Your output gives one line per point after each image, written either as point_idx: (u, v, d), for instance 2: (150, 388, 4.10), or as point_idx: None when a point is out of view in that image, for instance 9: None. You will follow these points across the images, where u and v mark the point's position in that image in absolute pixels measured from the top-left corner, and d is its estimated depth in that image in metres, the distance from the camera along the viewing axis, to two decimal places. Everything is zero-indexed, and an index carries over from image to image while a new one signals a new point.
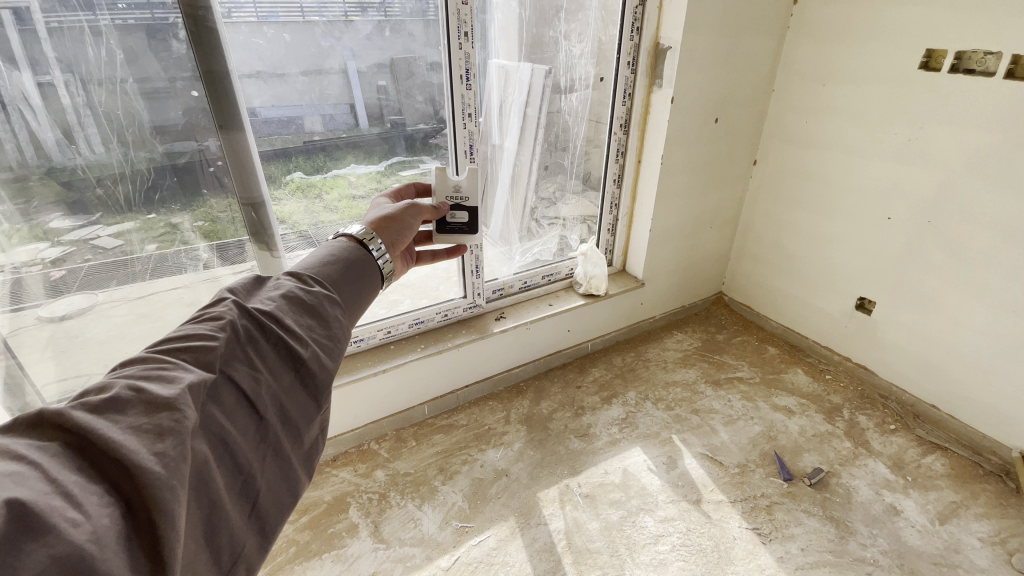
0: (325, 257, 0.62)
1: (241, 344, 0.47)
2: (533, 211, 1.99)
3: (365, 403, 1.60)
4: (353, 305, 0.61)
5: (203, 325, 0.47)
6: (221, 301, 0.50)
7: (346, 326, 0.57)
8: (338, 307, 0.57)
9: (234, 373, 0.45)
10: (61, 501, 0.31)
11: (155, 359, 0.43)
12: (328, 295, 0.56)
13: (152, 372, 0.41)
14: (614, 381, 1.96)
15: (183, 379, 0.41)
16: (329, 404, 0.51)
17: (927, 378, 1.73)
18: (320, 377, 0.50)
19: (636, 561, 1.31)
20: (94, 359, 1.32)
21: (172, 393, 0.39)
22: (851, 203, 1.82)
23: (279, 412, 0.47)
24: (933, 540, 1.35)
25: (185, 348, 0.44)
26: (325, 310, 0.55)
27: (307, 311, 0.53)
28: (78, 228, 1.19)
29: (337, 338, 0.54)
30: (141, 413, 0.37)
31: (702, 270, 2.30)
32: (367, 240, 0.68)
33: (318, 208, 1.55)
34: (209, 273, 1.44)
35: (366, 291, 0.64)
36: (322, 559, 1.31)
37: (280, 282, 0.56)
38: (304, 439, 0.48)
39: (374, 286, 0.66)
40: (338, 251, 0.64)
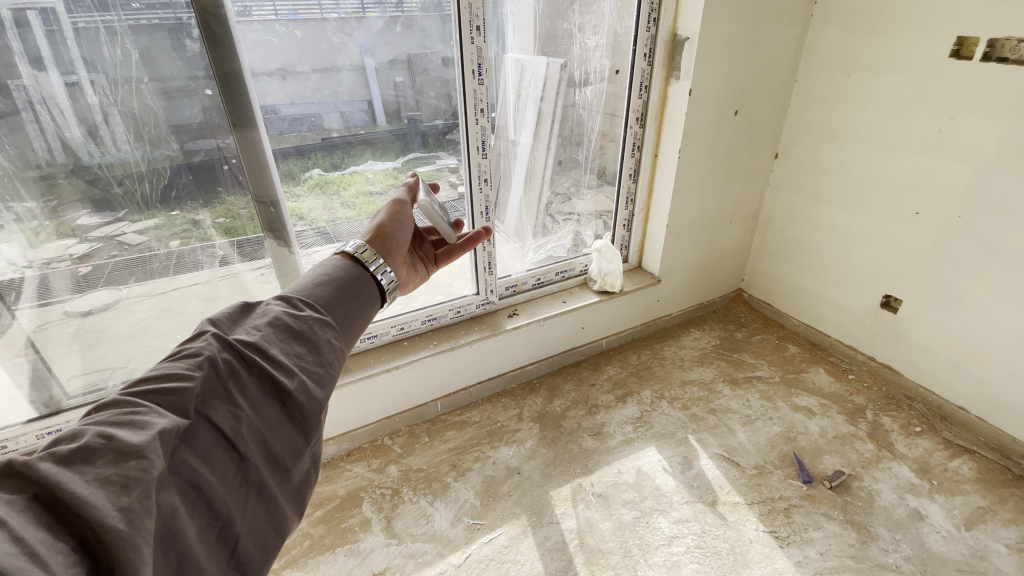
0: (319, 278, 0.62)
1: (220, 380, 0.47)
2: (548, 207, 1.98)
3: (378, 399, 1.61)
4: (349, 325, 0.60)
5: (180, 363, 0.46)
6: (202, 336, 0.50)
7: (340, 349, 0.56)
8: (330, 329, 0.56)
9: (212, 413, 0.45)
10: (26, 562, 0.30)
11: (128, 402, 0.42)
12: (319, 318, 0.56)
13: (124, 417, 0.41)
14: (628, 379, 1.94)
15: (153, 424, 0.40)
16: (318, 434, 0.51)
17: (956, 380, 1.67)
18: (308, 409, 0.49)
19: (648, 562, 1.29)
20: (118, 352, 1.37)
21: (139, 439, 0.38)
22: (879, 199, 1.75)
23: (261, 450, 0.46)
24: (959, 546, 1.30)
25: (160, 389, 0.44)
26: (315, 335, 0.54)
27: (295, 338, 0.53)
28: (104, 225, 1.24)
29: (328, 364, 0.54)
30: (108, 462, 0.37)
31: (721, 267, 2.26)
32: (365, 258, 0.67)
33: (335, 205, 1.56)
34: (227, 269, 1.44)
35: (363, 307, 0.63)
36: (335, 553, 1.32)
37: (269, 308, 0.56)
38: (290, 475, 0.48)
39: (371, 304, 0.65)
40: (332, 269, 0.63)
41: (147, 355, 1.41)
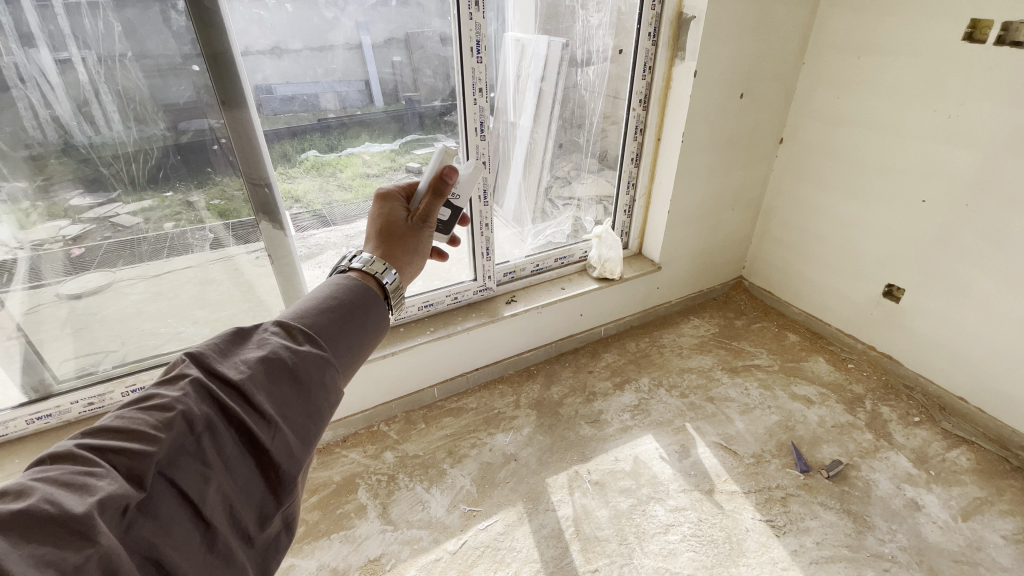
0: (325, 303, 0.58)
1: (194, 435, 0.44)
2: (547, 191, 1.93)
3: (374, 385, 1.59)
4: (348, 361, 0.57)
5: (149, 417, 0.43)
6: (179, 380, 0.47)
7: (332, 393, 0.53)
8: (326, 370, 0.53)
9: (180, 475, 0.41)
10: None
11: (86, 457, 0.40)
12: (316, 356, 0.53)
13: (77, 478, 0.38)
14: (626, 366, 1.92)
15: (101, 493, 0.37)
16: (294, 493, 0.48)
17: (958, 371, 1.66)
18: (285, 469, 0.47)
19: (644, 550, 1.29)
20: (110, 336, 1.35)
21: (82, 510, 0.36)
22: (887, 187, 1.72)
23: (230, 516, 0.43)
24: (955, 537, 1.30)
25: (121, 450, 0.41)
26: (306, 379, 0.51)
27: (285, 382, 0.50)
28: (97, 206, 1.21)
29: (315, 414, 0.51)
30: (48, 537, 0.34)
31: (723, 255, 2.24)
32: (381, 275, 0.65)
33: (332, 186, 1.53)
34: (221, 251, 1.40)
35: (367, 338, 0.59)
36: (331, 539, 1.32)
37: (266, 338, 0.53)
38: (257, 540, 0.45)
39: (377, 333, 0.61)
40: (340, 292, 0.59)
41: (140, 340, 1.39)
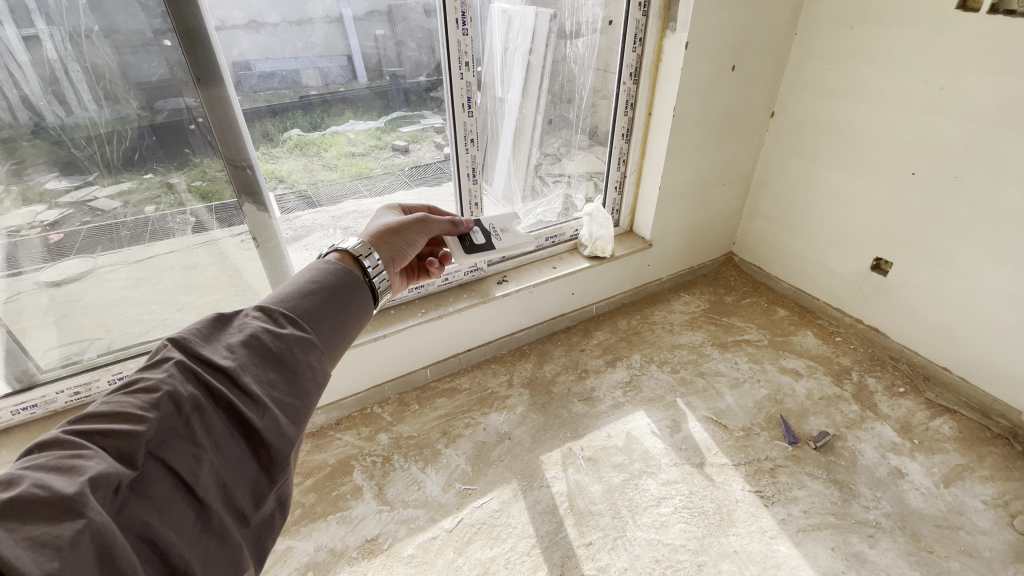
0: (307, 286, 0.57)
1: (183, 416, 0.42)
2: (537, 168, 1.90)
3: (366, 368, 1.59)
4: (335, 344, 0.56)
5: (135, 398, 0.42)
6: (164, 363, 0.46)
7: (320, 374, 0.52)
8: (312, 352, 0.52)
9: (170, 455, 0.40)
10: None
11: (73, 442, 0.39)
12: (301, 338, 0.51)
13: (64, 462, 0.37)
14: (618, 344, 1.93)
15: (91, 471, 0.36)
16: (287, 472, 0.47)
17: (941, 342, 1.69)
18: (277, 449, 0.46)
19: (637, 523, 1.31)
20: (95, 323, 1.32)
21: (73, 489, 0.34)
22: (877, 159, 1.71)
23: (223, 495, 0.42)
24: (937, 502, 1.34)
25: (109, 431, 0.39)
26: (293, 360, 0.50)
27: (271, 363, 0.49)
28: (74, 190, 1.16)
29: (304, 394, 0.50)
30: (42, 520, 0.33)
31: (714, 231, 2.24)
32: (362, 256, 0.65)
33: (317, 166, 1.49)
34: (205, 235, 1.36)
35: (352, 320, 0.59)
36: (327, 520, 1.33)
37: (246, 322, 0.52)
38: (251, 519, 0.44)
39: (361, 316, 0.60)
40: (322, 276, 0.58)
41: (126, 327, 1.36)
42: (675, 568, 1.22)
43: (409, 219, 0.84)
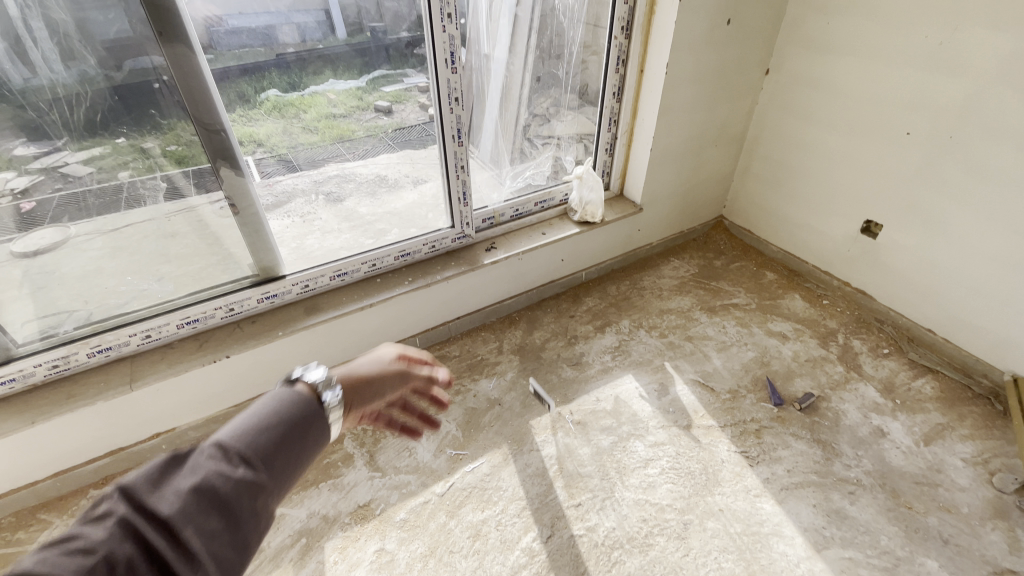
0: (267, 419, 0.52)
1: None
2: (526, 129, 1.83)
3: (354, 337, 1.57)
4: (287, 482, 0.51)
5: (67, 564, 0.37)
6: (102, 522, 0.41)
7: (265, 521, 0.47)
8: (260, 498, 0.47)
9: None
10: None
11: None
12: (250, 484, 0.47)
13: None
14: (607, 310, 1.92)
15: None
16: None
17: (927, 304, 1.70)
18: None
19: (625, 484, 1.34)
20: (73, 295, 1.27)
21: None
22: (872, 118, 1.68)
23: None
24: (917, 460, 1.38)
25: None
26: (238, 507, 0.45)
27: (215, 510, 0.44)
28: (44, 155, 1.11)
29: (244, 548, 0.45)
30: None
31: (705, 194, 2.20)
32: (326, 391, 0.58)
33: (296, 128, 1.45)
34: (183, 202, 1.30)
35: (307, 456, 0.54)
36: (320, 488, 1.34)
37: (198, 461, 0.47)
38: None
39: (319, 451, 0.55)
40: (285, 407, 0.53)
41: (105, 298, 1.31)
42: (662, 526, 1.25)
43: (383, 368, 0.82)
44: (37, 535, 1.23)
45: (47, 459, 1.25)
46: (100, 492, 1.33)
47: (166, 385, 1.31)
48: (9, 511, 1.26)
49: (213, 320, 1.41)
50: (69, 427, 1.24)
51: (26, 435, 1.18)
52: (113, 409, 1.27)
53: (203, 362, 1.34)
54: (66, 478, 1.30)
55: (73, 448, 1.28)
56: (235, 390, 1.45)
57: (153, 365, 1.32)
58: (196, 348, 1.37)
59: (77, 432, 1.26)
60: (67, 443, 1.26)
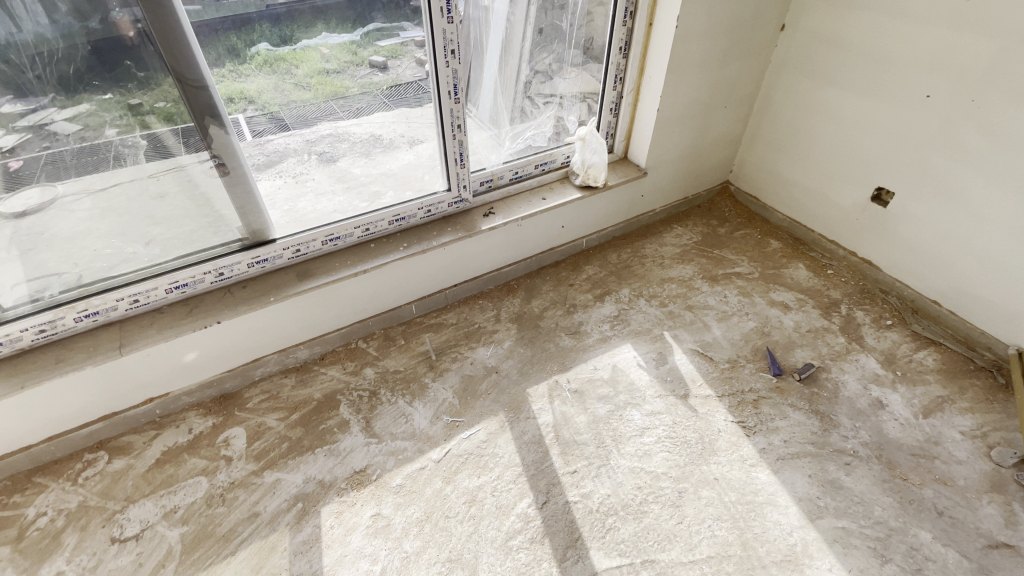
0: None
1: None
2: (526, 87, 1.72)
3: (349, 303, 1.55)
4: None
5: None
6: None
7: None
8: None
9: None
10: None
11: None
12: None
13: None
14: (607, 278, 1.89)
15: None
16: None
17: (934, 275, 1.67)
18: None
19: (621, 452, 1.34)
20: (62, 257, 1.22)
21: None
22: (891, 79, 1.59)
23: None
24: (915, 432, 1.39)
25: None
26: None
27: None
28: (29, 113, 1.05)
29: None
30: None
31: (710, 158, 2.13)
32: None
33: (288, 85, 1.33)
34: (173, 161, 1.24)
35: None
36: (316, 453, 1.34)
37: None
38: None
39: None
40: None
41: (95, 262, 1.26)
42: (657, 494, 1.26)
43: None
44: (33, 498, 1.24)
45: (39, 423, 1.25)
46: (96, 456, 1.33)
47: (158, 350, 1.29)
48: (4, 474, 1.27)
49: (203, 284, 1.38)
50: (59, 391, 1.22)
51: (21, 398, 1.18)
52: (103, 374, 1.26)
53: (194, 327, 1.31)
54: (60, 442, 1.30)
55: (65, 412, 1.27)
56: (229, 356, 1.43)
57: (143, 330, 1.30)
58: (186, 314, 1.34)
59: (68, 397, 1.25)
60: (58, 407, 1.25)
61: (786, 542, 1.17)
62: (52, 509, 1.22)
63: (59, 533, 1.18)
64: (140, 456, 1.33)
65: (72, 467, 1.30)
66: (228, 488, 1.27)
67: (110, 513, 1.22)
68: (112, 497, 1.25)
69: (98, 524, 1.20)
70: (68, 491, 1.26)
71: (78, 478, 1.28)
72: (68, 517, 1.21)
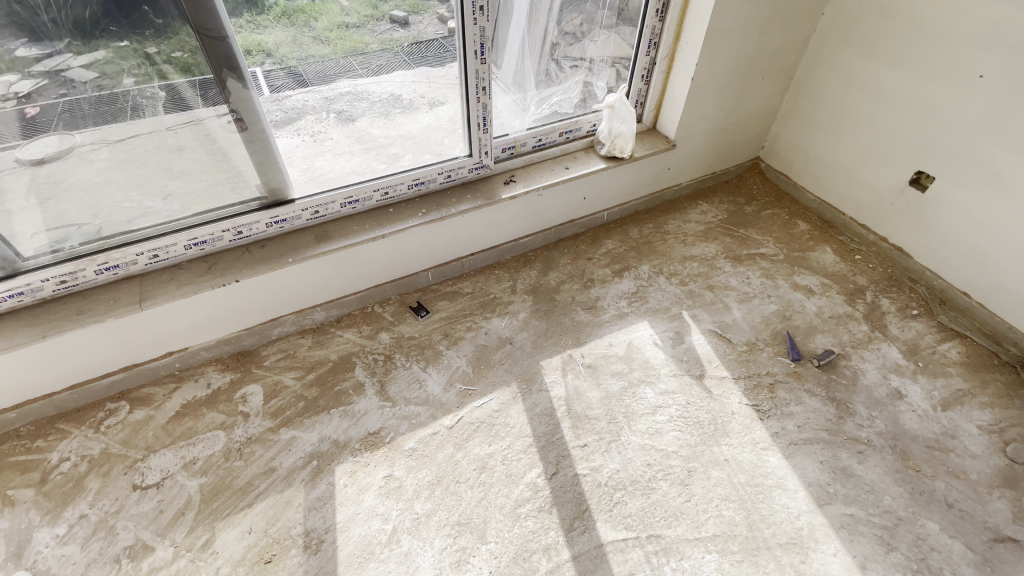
0: None
1: None
2: (554, 49, 1.63)
3: (366, 267, 1.54)
4: None
5: None
6: None
7: None
8: None
9: None
10: None
11: None
12: None
13: None
14: (627, 254, 1.85)
15: None
16: None
17: (967, 265, 1.61)
18: None
19: (632, 429, 1.35)
20: (82, 208, 1.22)
21: None
22: (943, 55, 1.50)
23: None
24: (932, 424, 1.37)
25: None
26: None
27: None
28: (45, 58, 1.02)
29: None
30: None
31: (742, 132, 2.04)
32: None
33: (307, 39, 1.27)
34: (191, 114, 1.21)
35: None
36: (330, 414, 1.36)
37: None
38: None
39: None
40: None
41: (115, 214, 1.25)
42: (666, 472, 1.27)
43: None
44: (57, 444, 1.29)
45: (62, 372, 1.28)
46: (117, 405, 1.36)
47: (177, 306, 1.30)
48: (30, 418, 1.31)
49: (221, 242, 1.38)
50: (81, 342, 1.25)
51: (42, 347, 1.20)
52: (123, 327, 1.28)
53: (212, 286, 1.31)
54: (83, 390, 1.34)
55: (86, 362, 1.29)
56: (246, 315, 1.44)
57: (162, 285, 1.31)
58: (204, 271, 1.34)
59: (88, 348, 1.27)
60: (80, 357, 1.28)
61: (793, 525, 1.18)
62: (75, 455, 1.27)
63: (83, 478, 1.23)
64: (160, 408, 1.36)
65: (94, 416, 1.34)
66: (245, 443, 1.30)
67: (132, 461, 1.26)
68: (133, 446, 1.29)
69: (120, 471, 1.24)
70: (90, 438, 1.30)
71: (100, 426, 1.32)
72: (91, 463, 1.25)
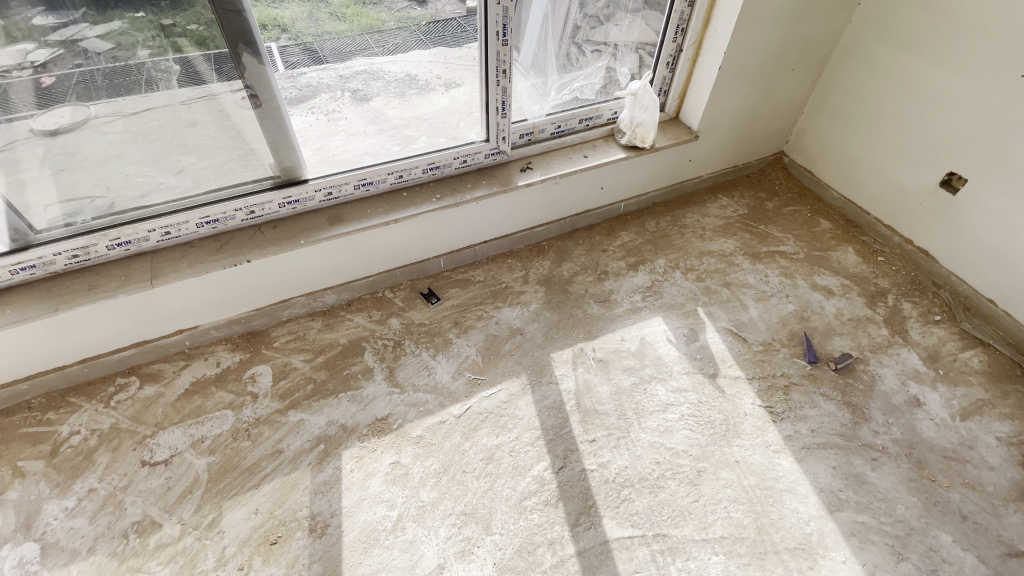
0: None
1: None
2: (576, 33, 1.58)
3: (377, 252, 1.52)
4: None
5: None
6: None
7: None
8: None
9: None
10: None
11: None
12: None
13: None
14: (642, 247, 1.81)
15: None
16: None
17: (996, 272, 1.55)
18: None
19: (642, 425, 1.33)
20: (95, 181, 1.20)
21: None
22: (986, 51, 1.43)
23: None
24: (949, 434, 1.33)
25: None
26: None
27: None
28: (61, 27, 1.00)
29: None
30: None
31: (767, 125, 1.97)
32: None
33: (323, 14, 1.24)
34: (205, 89, 1.18)
35: None
36: (339, 398, 1.36)
37: None
38: None
39: None
40: None
41: (128, 188, 1.24)
42: (674, 471, 1.25)
43: None
44: (67, 417, 1.29)
45: (73, 346, 1.28)
46: (128, 381, 1.37)
47: (188, 284, 1.29)
48: (41, 390, 1.32)
49: (233, 221, 1.36)
50: (92, 317, 1.24)
51: (53, 321, 1.20)
52: (134, 304, 1.27)
53: (223, 265, 1.30)
54: (93, 365, 1.34)
55: (97, 337, 1.29)
56: (256, 295, 1.43)
57: (174, 263, 1.30)
58: (216, 250, 1.33)
59: (99, 323, 1.27)
60: (91, 332, 1.28)
61: (802, 531, 1.16)
62: (85, 428, 1.27)
63: (92, 452, 1.24)
64: (169, 385, 1.36)
65: (105, 390, 1.35)
66: (253, 424, 1.30)
67: (141, 437, 1.27)
68: (142, 422, 1.29)
69: (130, 447, 1.25)
70: (100, 412, 1.30)
71: (110, 401, 1.33)
72: (101, 437, 1.26)
